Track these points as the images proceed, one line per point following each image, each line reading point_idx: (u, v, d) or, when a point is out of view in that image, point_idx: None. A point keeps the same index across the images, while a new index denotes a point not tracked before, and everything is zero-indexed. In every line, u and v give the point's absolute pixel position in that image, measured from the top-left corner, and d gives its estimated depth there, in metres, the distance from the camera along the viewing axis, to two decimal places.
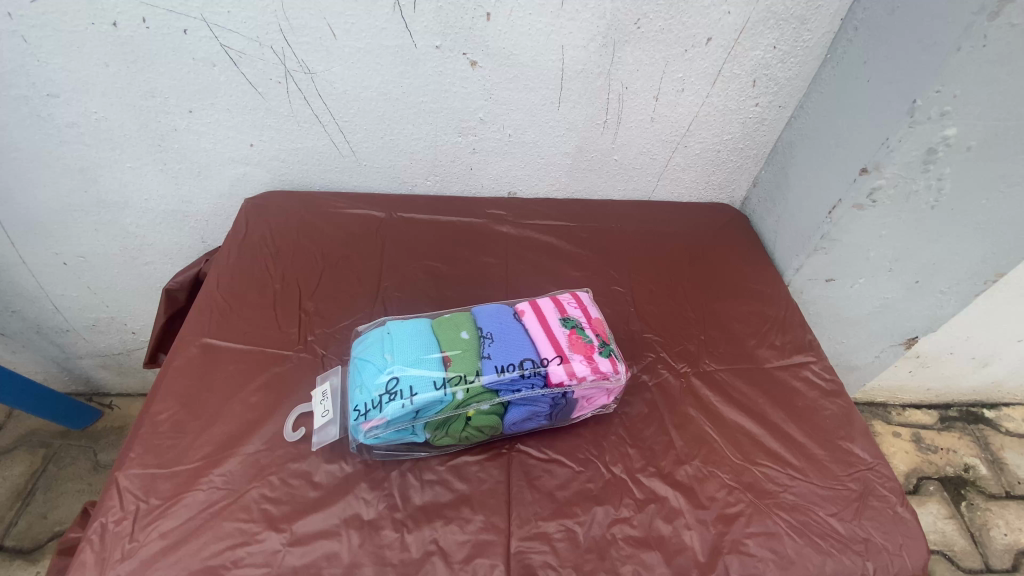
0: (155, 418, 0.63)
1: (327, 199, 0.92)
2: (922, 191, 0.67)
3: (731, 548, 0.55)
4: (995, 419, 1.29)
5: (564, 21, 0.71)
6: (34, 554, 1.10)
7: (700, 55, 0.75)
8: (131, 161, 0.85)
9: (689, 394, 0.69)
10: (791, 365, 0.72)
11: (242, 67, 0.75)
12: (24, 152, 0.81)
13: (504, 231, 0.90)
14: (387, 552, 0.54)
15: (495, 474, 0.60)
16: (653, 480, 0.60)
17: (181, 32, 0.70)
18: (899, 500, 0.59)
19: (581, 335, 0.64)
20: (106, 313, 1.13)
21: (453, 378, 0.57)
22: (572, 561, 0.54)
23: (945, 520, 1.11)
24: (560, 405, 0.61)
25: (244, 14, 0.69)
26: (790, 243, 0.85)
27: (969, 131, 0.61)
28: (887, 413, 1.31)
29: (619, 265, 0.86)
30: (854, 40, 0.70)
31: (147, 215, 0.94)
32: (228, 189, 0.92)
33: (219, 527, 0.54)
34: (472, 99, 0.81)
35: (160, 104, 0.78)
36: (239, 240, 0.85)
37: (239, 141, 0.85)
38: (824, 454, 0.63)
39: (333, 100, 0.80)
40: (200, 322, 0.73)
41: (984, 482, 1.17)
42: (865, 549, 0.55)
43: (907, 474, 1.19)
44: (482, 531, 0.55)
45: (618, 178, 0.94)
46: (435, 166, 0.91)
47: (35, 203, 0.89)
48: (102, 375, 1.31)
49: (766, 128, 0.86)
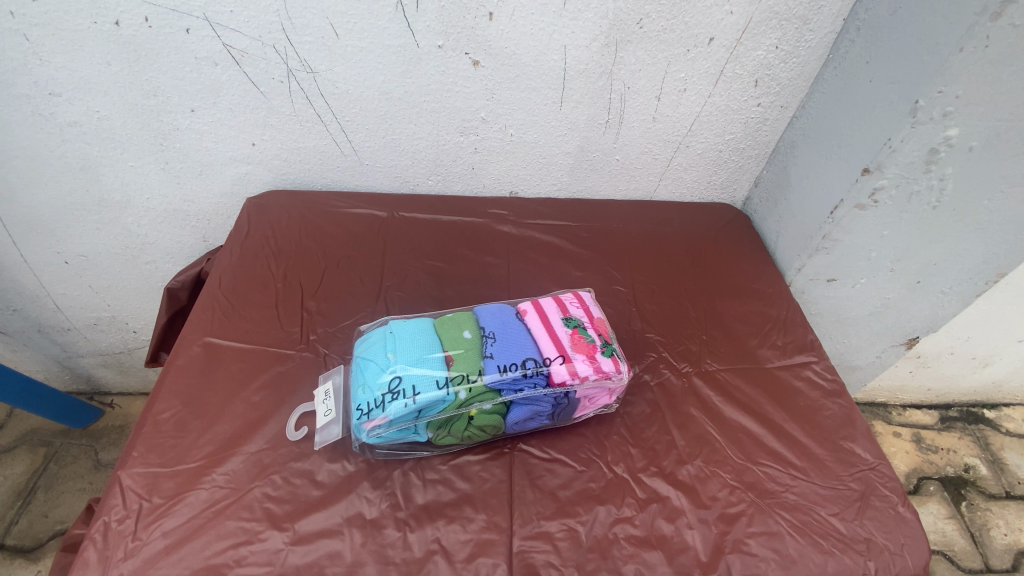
0: (157, 417, 0.63)
1: (329, 199, 0.93)
2: (924, 191, 0.67)
3: (733, 547, 0.55)
4: (996, 419, 1.29)
5: (566, 21, 0.71)
6: (34, 553, 1.10)
7: (702, 55, 0.75)
8: (132, 160, 0.85)
9: (691, 394, 0.69)
10: (792, 365, 0.72)
11: (244, 66, 0.75)
12: (26, 151, 0.81)
13: (505, 230, 0.90)
14: (390, 551, 0.54)
15: (497, 473, 0.60)
16: (655, 480, 0.60)
17: (183, 31, 0.70)
18: (900, 500, 0.59)
19: (584, 335, 0.64)
20: (107, 312, 1.13)
21: (455, 377, 0.57)
22: (575, 560, 0.54)
23: (945, 520, 1.11)
24: (562, 405, 0.61)
25: (246, 13, 0.69)
26: (792, 243, 0.85)
27: (971, 131, 0.61)
28: (887, 413, 1.31)
29: (621, 265, 0.86)
30: (856, 40, 0.70)
31: (149, 214, 0.94)
32: (229, 188, 0.92)
33: (222, 526, 0.54)
34: (474, 98, 0.81)
35: (162, 103, 0.78)
36: (241, 239, 0.85)
37: (241, 140, 0.85)
38: (825, 454, 0.63)
39: (334, 100, 0.80)
40: (202, 321, 0.73)
41: (984, 482, 1.17)
42: (866, 549, 0.55)
43: (907, 474, 1.19)
44: (484, 530, 0.55)
45: (620, 178, 0.94)
46: (437, 166, 0.91)
47: (36, 202, 0.89)
48: (103, 374, 1.31)
49: (768, 128, 0.86)
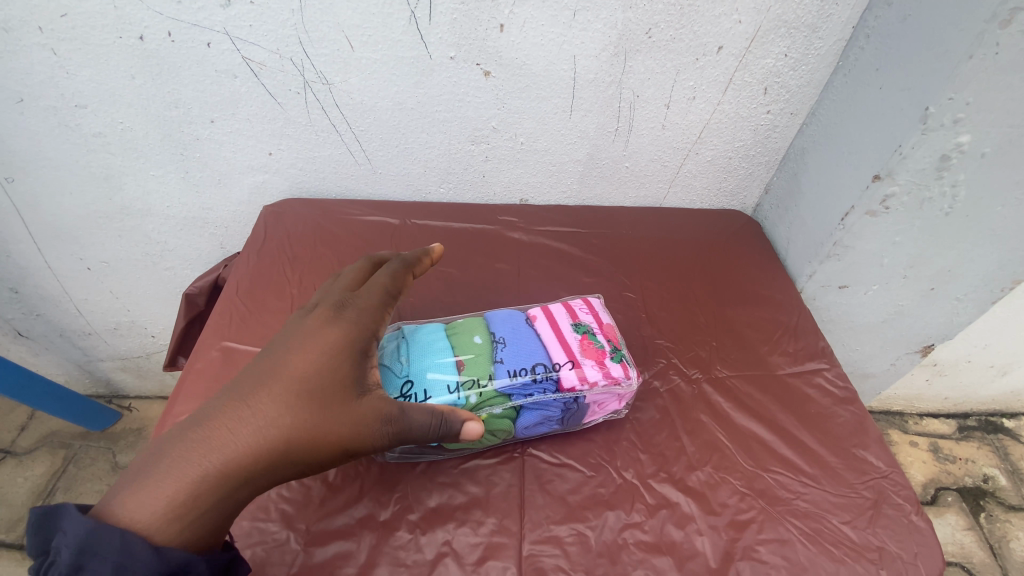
0: (176, 420, 0.64)
1: (344, 206, 0.94)
2: (936, 198, 0.67)
3: (743, 554, 0.55)
4: (1015, 429, 1.27)
5: (576, 32, 0.73)
6: None
7: (711, 64, 0.76)
8: (154, 169, 0.88)
9: (700, 400, 0.69)
10: (803, 372, 0.72)
11: (262, 78, 0.77)
12: (53, 161, 0.84)
13: (516, 237, 0.91)
14: (402, 553, 0.55)
15: (507, 477, 0.60)
16: (664, 486, 0.60)
17: (205, 45, 0.73)
18: (914, 508, 0.58)
19: (593, 340, 0.64)
20: (126, 318, 1.16)
21: (465, 382, 0.58)
22: (583, 564, 0.54)
23: (964, 531, 1.09)
24: (571, 409, 0.61)
25: (265, 27, 0.71)
26: (802, 248, 0.85)
27: (983, 138, 0.61)
28: (904, 422, 1.29)
29: (630, 271, 0.87)
30: (866, 48, 0.70)
31: (168, 222, 0.96)
32: (247, 197, 0.94)
33: (238, 526, 0.56)
34: (485, 108, 0.82)
35: (183, 115, 0.81)
36: (257, 246, 0.87)
37: (259, 150, 0.87)
38: (837, 463, 0.62)
39: (349, 111, 0.82)
40: (220, 326, 0.75)
41: (1004, 493, 1.15)
42: (878, 557, 0.55)
43: (924, 484, 1.17)
44: (494, 534, 0.56)
45: (630, 185, 0.95)
46: (448, 174, 0.93)
47: (60, 210, 0.92)
48: (121, 378, 1.34)
49: (778, 135, 0.86)
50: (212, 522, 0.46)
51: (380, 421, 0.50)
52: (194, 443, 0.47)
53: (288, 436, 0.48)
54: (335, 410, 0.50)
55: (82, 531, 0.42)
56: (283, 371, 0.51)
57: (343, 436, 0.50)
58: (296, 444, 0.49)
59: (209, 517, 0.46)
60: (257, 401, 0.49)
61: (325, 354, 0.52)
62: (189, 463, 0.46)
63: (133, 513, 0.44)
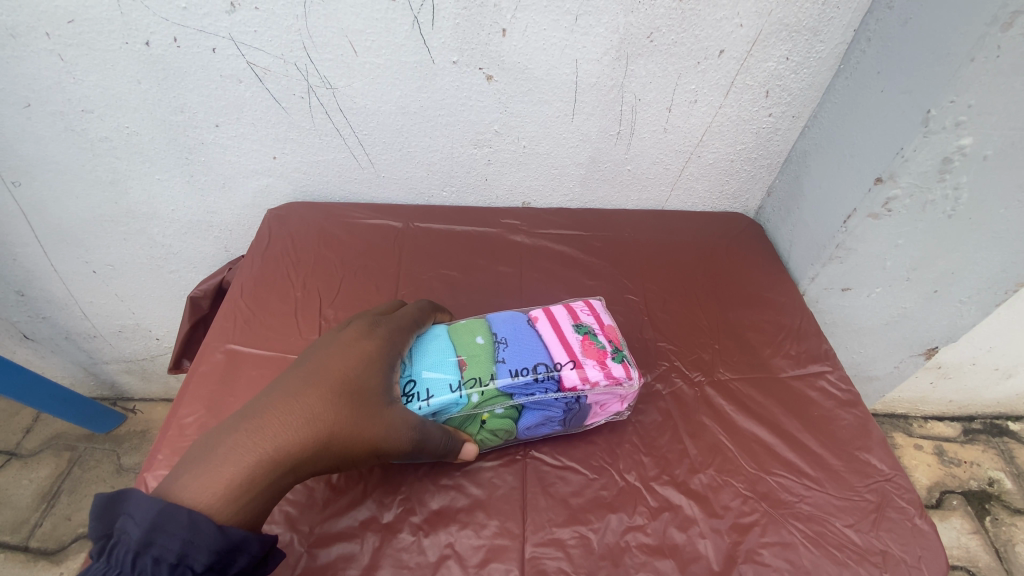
0: (182, 422, 0.65)
1: (347, 209, 0.95)
2: (939, 201, 0.67)
3: (746, 557, 0.55)
4: (1020, 432, 1.26)
5: (578, 36, 0.73)
6: (57, 556, 1.13)
7: (712, 67, 0.76)
8: (159, 173, 0.88)
9: (703, 403, 0.69)
10: (806, 375, 0.72)
11: (267, 83, 0.77)
12: (59, 165, 0.85)
13: (518, 240, 0.91)
14: (405, 555, 0.55)
15: (510, 480, 0.60)
16: (667, 489, 0.60)
17: (210, 50, 0.73)
18: (918, 512, 0.58)
19: (594, 341, 0.64)
20: (131, 321, 1.16)
21: (467, 381, 0.59)
22: (586, 567, 0.54)
23: (969, 535, 1.09)
24: (573, 410, 0.61)
25: (269, 33, 0.72)
26: (805, 250, 0.85)
27: (985, 140, 0.61)
28: (908, 425, 1.28)
29: (632, 274, 0.87)
30: (868, 50, 0.71)
31: (173, 225, 0.97)
32: (251, 200, 0.95)
33: None
34: (488, 112, 0.82)
35: (188, 120, 0.81)
36: (261, 249, 0.87)
37: (263, 154, 0.88)
38: (841, 465, 0.62)
39: (353, 115, 0.82)
40: (225, 329, 0.76)
41: (1009, 497, 1.15)
42: (882, 561, 0.55)
43: (929, 487, 1.17)
44: (496, 536, 0.56)
45: (632, 188, 0.95)
46: (450, 177, 0.93)
47: (66, 214, 0.92)
48: (126, 380, 1.35)
49: (780, 138, 0.86)
50: (259, 507, 0.46)
51: (411, 424, 0.53)
52: (245, 428, 0.47)
53: (335, 426, 0.49)
54: (374, 407, 0.52)
55: (152, 510, 0.42)
56: (327, 367, 0.53)
57: (376, 435, 0.51)
58: (338, 439, 0.50)
59: (259, 500, 0.46)
60: (306, 391, 0.50)
61: (365, 357, 0.55)
62: (242, 447, 0.46)
63: (193, 492, 0.43)
